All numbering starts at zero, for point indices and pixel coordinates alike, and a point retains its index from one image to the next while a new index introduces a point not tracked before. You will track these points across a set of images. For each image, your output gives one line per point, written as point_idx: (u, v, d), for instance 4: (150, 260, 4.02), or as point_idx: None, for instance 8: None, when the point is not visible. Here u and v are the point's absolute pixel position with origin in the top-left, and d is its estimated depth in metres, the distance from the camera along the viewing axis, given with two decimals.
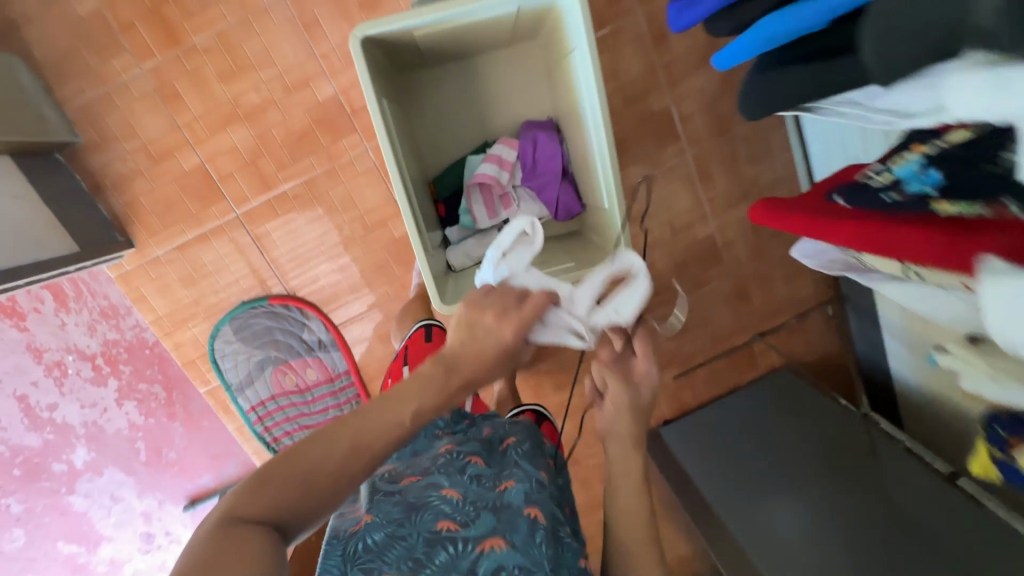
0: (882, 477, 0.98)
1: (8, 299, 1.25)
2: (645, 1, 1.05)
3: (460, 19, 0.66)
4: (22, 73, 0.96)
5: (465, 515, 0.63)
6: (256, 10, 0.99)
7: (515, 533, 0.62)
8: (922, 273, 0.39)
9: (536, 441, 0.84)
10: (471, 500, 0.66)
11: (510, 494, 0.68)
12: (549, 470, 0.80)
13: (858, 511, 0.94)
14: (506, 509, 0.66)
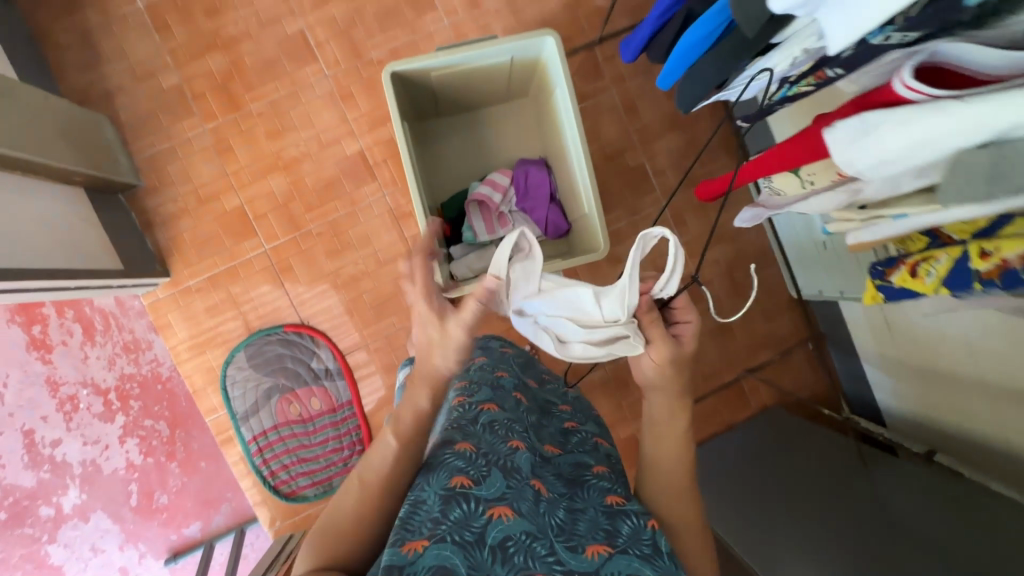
0: (873, 484, 0.97)
1: (41, 332, 1.34)
2: (618, 81, 1.29)
3: (467, 63, 0.86)
4: (107, 128, 1.17)
5: (480, 471, 0.57)
6: (304, 86, 1.24)
7: (529, 497, 0.57)
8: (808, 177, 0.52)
9: (547, 409, 0.82)
10: (486, 455, 0.60)
11: (521, 457, 0.62)
12: (566, 433, 0.77)
13: (845, 512, 0.93)
14: (517, 472, 0.59)
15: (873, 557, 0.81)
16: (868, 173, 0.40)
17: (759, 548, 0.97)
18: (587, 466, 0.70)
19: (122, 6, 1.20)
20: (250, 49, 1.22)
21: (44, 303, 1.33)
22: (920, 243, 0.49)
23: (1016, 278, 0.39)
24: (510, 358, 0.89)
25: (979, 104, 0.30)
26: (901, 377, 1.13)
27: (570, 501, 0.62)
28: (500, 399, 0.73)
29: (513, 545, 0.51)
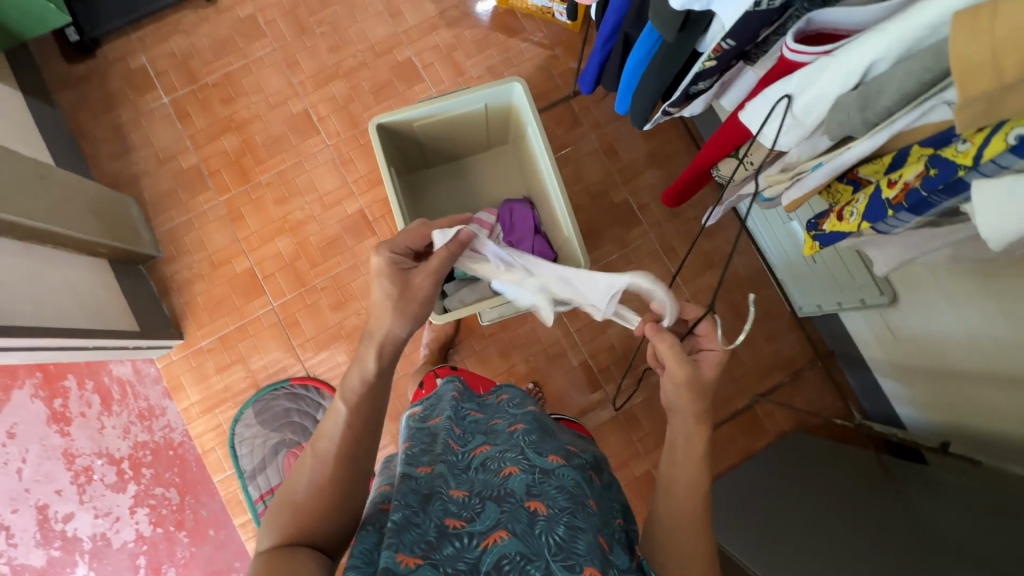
0: (916, 514, 0.84)
1: (62, 406, 1.32)
2: (595, 126, 1.39)
3: (445, 112, 0.97)
4: (133, 205, 1.29)
5: (471, 508, 0.47)
6: (308, 156, 1.36)
7: (523, 518, 0.46)
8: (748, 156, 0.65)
9: (550, 431, 0.64)
10: (477, 493, 0.49)
11: (514, 481, 0.50)
12: (571, 452, 0.60)
13: (898, 534, 0.81)
14: (509, 498, 0.48)
15: (900, 560, 0.74)
16: (782, 141, 0.54)
17: (761, 555, 0.90)
18: (586, 492, 0.53)
19: (150, 103, 1.37)
20: (261, 128, 1.37)
21: (67, 375, 1.32)
22: (846, 194, 0.56)
23: (915, 197, 0.44)
24: (509, 399, 0.70)
25: (842, 54, 0.43)
26: (955, 382, 0.98)
27: (573, 516, 0.47)
28: (492, 436, 0.59)
29: (510, 563, 0.41)
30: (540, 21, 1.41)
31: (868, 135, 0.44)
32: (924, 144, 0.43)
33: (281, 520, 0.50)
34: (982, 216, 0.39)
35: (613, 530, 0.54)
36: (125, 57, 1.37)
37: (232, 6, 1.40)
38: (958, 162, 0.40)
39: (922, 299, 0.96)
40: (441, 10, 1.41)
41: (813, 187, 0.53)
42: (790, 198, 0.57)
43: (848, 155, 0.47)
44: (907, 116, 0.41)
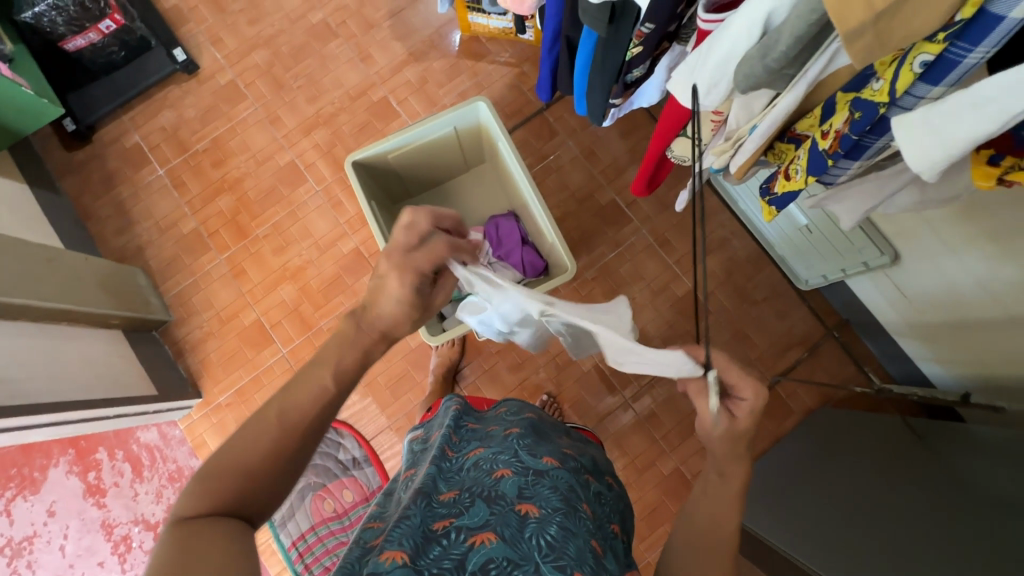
0: (963, 482, 0.81)
1: (95, 478, 1.34)
2: (572, 133, 1.40)
3: (416, 140, 1.01)
4: (141, 275, 1.35)
5: (461, 505, 0.47)
6: (300, 205, 1.41)
7: (512, 520, 0.45)
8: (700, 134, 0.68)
9: (547, 434, 0.64)
10: (468, 491, 0.49)
11: (506, 484, 0.50)
12: (567, 454, 0.60)
13: (928, 506, 0.78)
14: (500, 500, 0.47)
15: (965, 533, 0.70)
16: (707, 103, 0.53)
17: (804, 539, 0.86)
18: (577, 494, 0.52)
19: (147, 176, 1.44)
20: (252, 184, 1.42)
21: (97, 448, 1.35)
22: (789, 152, 0.57)
23: (848, 142, 0.46)
24: (507, 409, 0.70)
25: (741, 10, 0.43)
26: (974, 329, 0.94)
27: (565, 517, 0.47)
28: (487, 440, 0.60)
29: (497, 567, 0.40)
30: (504, 41, 1.45)
31: (789, 85, 0.45)
32: (846, 90, 0.45)
33: (206, 485, 0.49)
34: (908, 150, 0.39)
35: (607, 533, 0.53)
36: (119, 137, 1.45)
37: (213, 75, 1.47)
38: (877, 101, 0.42)
39: (922, 250, 0.94)
40: (408, 48, 1.46)
41: (754, 150, 0.54)
42: (737, 164, 0.59)
43: (775, 110, 0.48)
44: (819, 60, 0.42)
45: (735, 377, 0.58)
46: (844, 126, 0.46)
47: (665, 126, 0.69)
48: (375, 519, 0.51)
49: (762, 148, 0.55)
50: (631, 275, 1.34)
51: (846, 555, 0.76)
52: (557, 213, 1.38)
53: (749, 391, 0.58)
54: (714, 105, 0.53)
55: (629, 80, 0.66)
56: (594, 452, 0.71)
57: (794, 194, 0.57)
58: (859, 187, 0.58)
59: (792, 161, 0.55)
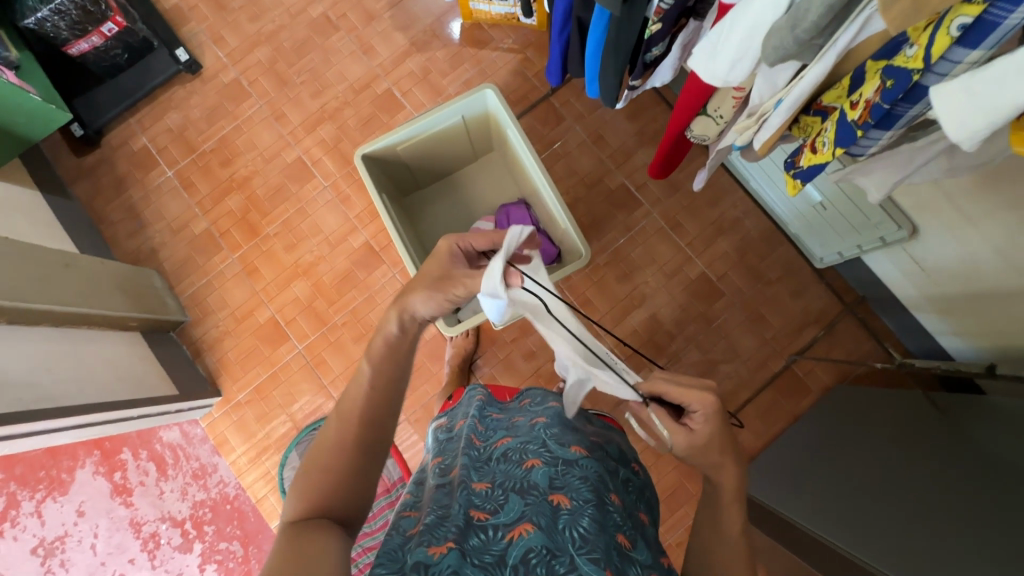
0: (990, 452, 0.80)
1: (121, 477, 1.37)
2: (579, 118, 1.39)
3: (425, 130, 1.01)
4: (155, 277, 1.36)
5: (495, 500, 0.47)
6: (309, 201, 1.41)
7: (547, 511, 0.45)
8: (719, 112, 0.67)
9: (572, 422, 0.64)
10: (500, 485, 0.49)
11: (538, 475, 0.50)
12: (594, 442, 0.60)
13: (957, 481, 0.78)
14: (533, 491, 0.48)
15: (996, 502, 0.70)
16: (731, 79, 0.52)
17: (830, 517, 0.86)
18: (607, 483, 0.53)
19: (156, 178, 1.44)
20: (261, 183, 1.43)
21: (122, 449, 1.37)
22: (815, 125, 0.56)
23: (879, 112, 0.45)
24: (530, 400, 0.70)
25: None
26: (998, 302, 0.93)
27: (597, 508, 0.47)
28: (514, 429, 0.60)
29: (537, 557, 0.40)
30: (507, 28, 1.43)
31: (818, 56, 0.45)
32: (877, 57, 0.44)
33: (303, 488, 0.51)
34: (946, 120, 0.38)
35: (637, 522, 0.53)
36: (127, 140, 1.46)
37: (216, 74, 1.47)
38: (911, 68, 0.41)
39: (945, 223, 0.92)
40: (410, 38, 1.45)
41: (779, 125, 0.53)
42: (761, 140, 0.58)
43: (802, 83, 0.47)
44: (849, 29, 0.41)
45: (680, 395, 0.59)
46: (877, 95, 0.45)
47: (685, 104, 0.68)
48: (406, 508, 0.51)
49: (786, 123, 0.54)
50: (643, 259, 1.34)
51: (874, 533, 0.76)
52: (567, 199, 1.37)
53: (698, 405, 0.59)
54: (738, 80, 0.53)
55: (649, 59, 0.67)
56: (616, 436, 0.71)
57: (821, 168, 0.56)
58: (886, 160, 0.57)
59: (818, 134, 0.54)
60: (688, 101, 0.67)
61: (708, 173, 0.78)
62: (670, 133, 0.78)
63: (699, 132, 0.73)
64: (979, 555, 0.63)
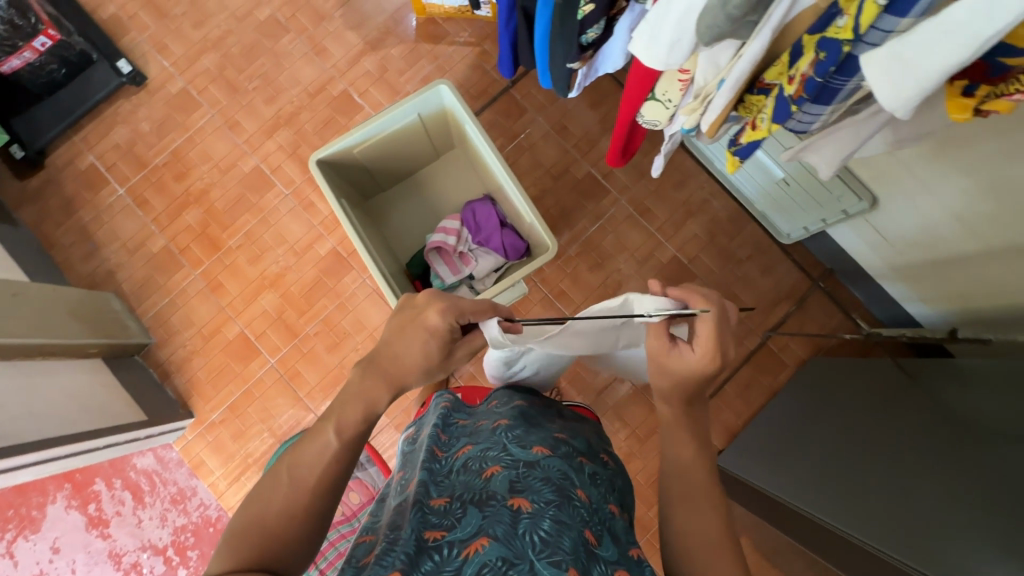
0: (955, 413, 0.82)
1: (96, 509, 1.32)
2: (540, 109, 1.37)
3: (380, 131, 0.98)
4: (114, 300, 1.31)
5: (453, 515, 0.46)
6: (270, 210, 1.37)
7: (505, 518, 0.44)
8: (670, 96, 0.66)
9: (537, 420, 0.63)
10: (459, 498, 0.48)
11: (497, 483, 0.49)
12: (559, 439, 0.59)
13: (924, 448, 0.79)
14: (492, 500, 0.47)
15: (965, 465, 0.72)
16: (672, 62, 0.51)
17: (808, 494, 0.88)
18: (572, 481, 0.52)
19: (107, 197, 1.38)
20: (219, 195, 1.38)
21: (94, 480, 1.32)
22: (760, 104, 0.56)
23: (814, 86, 0.45)
24: (497, 402, 0.69)
25: None
26: (956, 263, 0.95)
27: (559, 510, 0.46)
28: (476, 436, 0.59)
29: (492, 571, 0.39)
30: (462, 21, 1.40)
31: (753, 34, 0.45)
32: (812, 31, 0.43)
33: (232, 539, 0.50)
34: (878, 86, 0.38)
35: (605, 515, 0.53)
36: (73, 159, 1.39)
37: (163, 84, 1.41)
38: (841, 39, 0.40)
39: (901, 191, 0.94)
40: (364, 37, 1.41)
41: (723, 105, 0.53)
42: (709, 120, 0.57)
43: (740, 63, 0.47)
44: (781, 3, 0.41)
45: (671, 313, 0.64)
46: (814, 68, 0.44)
47: (635, 87, 0.67)
48: (367, 532, 0.50)
49: (731, 103, 0.54)
50: (614, 247, 1.33)
51: (855, 507, 0.78)
52: (534, 191, 1.35)
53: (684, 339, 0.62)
54: (679, 64, 0.52)
55: (586, 43, 0.64)
56: (587, 429, 0.71)
57: (761, 142, 0.59)
58: (835, 133, 0.57)
59: (762, 111, 0.55)
60: (638, 84, 0.66)
61: (663, 158, 0.77)
62: (623, 119, 0.76)
63: (651, 117, 0.72)
64: (964, 522, 0.64)
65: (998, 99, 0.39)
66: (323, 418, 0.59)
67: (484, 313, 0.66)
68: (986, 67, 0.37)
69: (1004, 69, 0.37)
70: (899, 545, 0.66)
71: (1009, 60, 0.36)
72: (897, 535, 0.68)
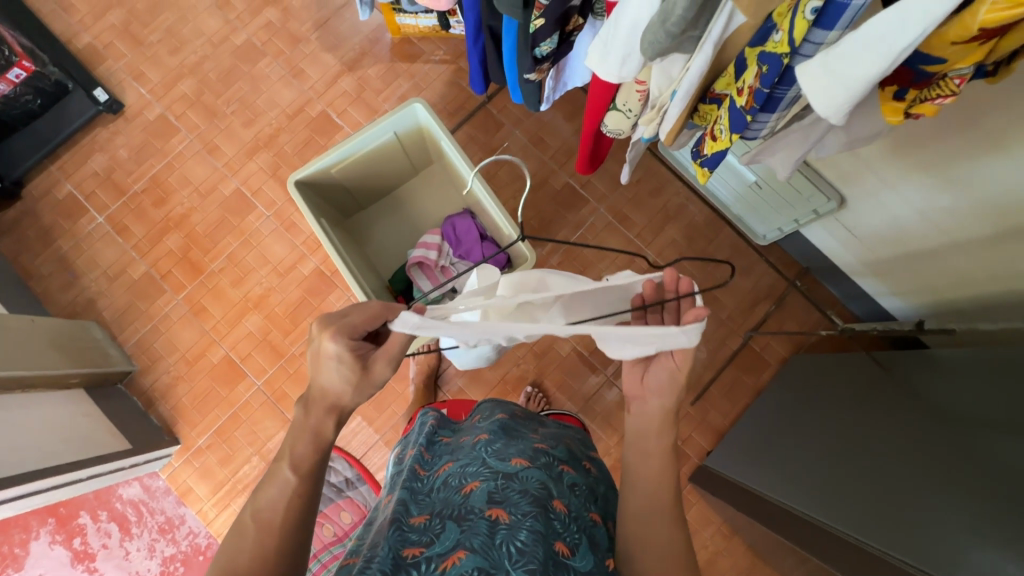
0: (927, 404, 0.84)
1: (81, 543, 1.29)
2: (517, 123, 1.40)
3: (357, 150, 0.99)
4: (95, 328, 1.30)
5: (431, 531, 0.47)
6: (252, 232, 1.37)
7: (483, 532, 0.45)
8: (628, 105, 0.69)
9: (518, 432, 0.64)
10: (438, 514, 0.49)
11: (476, 498, 0.50)
12: (539, 450, 0.60)
13: (900, 443, 0.81)
14: (470, 516, 0.47)
15: (936, 456, 0.74)
16: (624, 75, 0.54)
17: (791, 492, 0.90)
18: (551, 491, 0.53)
19: (86, 226, 1.38)
20: (200, 219, 1.38)
21: (79, 513, 1.29)
22: (713, 112, 0.59)
23: (761, 96, 0.47)
24: (481, 416, 0.70)
25: None
26: (921, 258, 0.98)
27: (536, 519, 0.47)
28: (457, 452, 0.60)
29: None
30: (436, 40, 1.43)
31: (697, 50, 0.48)
32: (753, 44, 0.46)
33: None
34: (812, 96, 0.40)
35: (585, 523, 0.54)
36: (50, 189, 1.39)
37: (140, 111, 1.42)
38: (779, 53, 0.42)
39: (865, 191, 0.97)
40: (340, 58, 1.43)
41: (677, 115, 0.56)
42: (669, 127, 0.60)
43: (689, 75, 0.50)
44: (719, 19, 0.44)
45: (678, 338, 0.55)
46: (758, 77, 0.46)
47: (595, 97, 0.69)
48: (351, 553, 0.51)
49: (684, 112, 0.56)
50: (595, 255, 1.35)
51: (835, 503, 0.80)
52: (515, 204, 1.37)
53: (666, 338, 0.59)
54: (632, 76, 0.55)
55: (539, 56, 0.66)
56: (570, 436, 0.72)
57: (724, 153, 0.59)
58: (789, 137, 0.59)
59: (716, 121, 0.57)
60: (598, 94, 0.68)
61: (630, 165, 0.79)
62: (588, 128, 0.78)
63: (614, 125, 0.74)
64: (937, 512, 0.66)
65: (923, 104, 0.42)
66: (277, 458, 0.58)
67: (377, 319, 0.59)
68: (910, 75, 0.40)
69: (926, 76, 0.39)
70: (876, 536, 0.68)
71: (929, 67, 0.38)
72: (873, 528, 0.70)
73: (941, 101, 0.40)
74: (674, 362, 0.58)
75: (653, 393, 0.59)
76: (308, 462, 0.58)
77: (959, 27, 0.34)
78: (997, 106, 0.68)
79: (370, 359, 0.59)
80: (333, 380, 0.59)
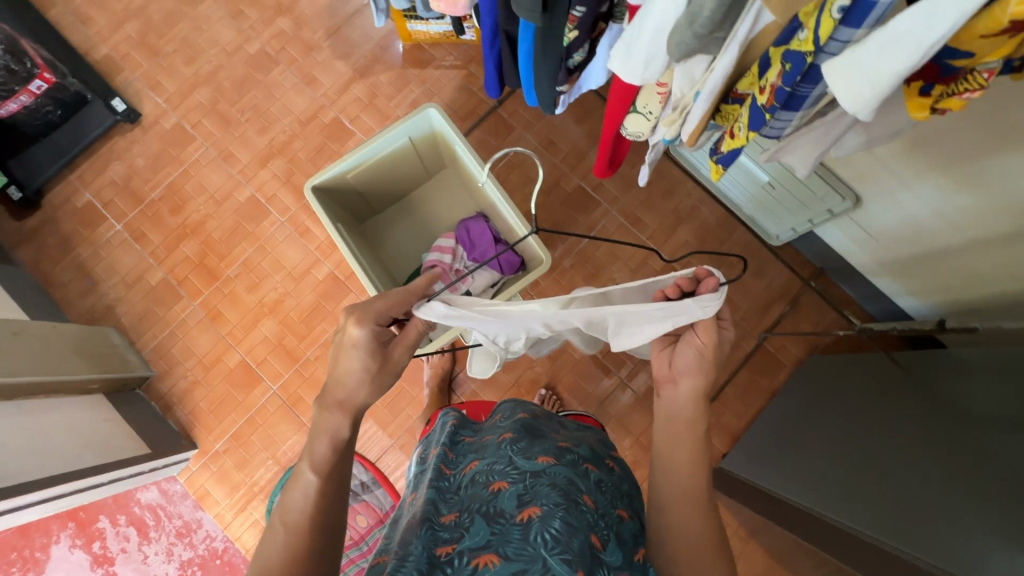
0: (951, 403, 0.83)
1: (101, 547, 1.30)
2: (528, 126, 1.40)
3: (372, 156, 1.00)
4: (113, 334, 1.31)
5: (462, 527, 0.48)
6: (267, 238, 1.39)
7: (516, 534, 0.46)
8: (650, 107, 0.69)
9: (541, 431, 0.64)
10: (468, 512, 0.50)
11: (504, 499, 0.50)
12: (563, 448, 0.60)
13: (922, 442, 0.80)
14: (499, 517, 0.48)
15: (960, 457, 0.73)
16: (648, 77, 0.55)
17: (809, 490, 0.89)
18: (580, 488, 0.53)
19: (105, 233, 1.40)
20: (215, 226, 1.40)
21: (98, 517, 1.31)
22: (735, 112, 0.59)
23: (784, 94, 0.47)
24: (502, 415, 0.70)
25: None
26: (939, 256, 0.98)
27: (568, 513, 0.47)
28: (482, 451, 0.60)
29: None
30: (447, 46, 1.44)
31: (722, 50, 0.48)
32: (777, 44, 0.46)
33: None
34: (840, 92, 0.41)
35: (613, 520, 0.54)
36: (70, 197, 1.41)
37: (157, 120, 1.44)
38: (804, 51, 0.43)
39: (882, 190, 0.96)
40: (352, 65, 1.45)
41: (700, 115, 0.57)
42: (691, 128, 0.60)
43: (714, 75, 0.50)
44: (746, 18, 0.45)
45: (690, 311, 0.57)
46: (782, 75, 0.46)
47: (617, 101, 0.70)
48: (382, 551, 0.51)
49: (708, 112, 0.57)
50: (607, 257, 1.35)
51: (853, 501, 0.79)
52: (527, 207, 1.38)
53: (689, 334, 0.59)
54: (655, 77, 0.56)
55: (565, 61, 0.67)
56: (590, 436, 0.71)
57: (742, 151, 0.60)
58: (808, 134, 0.59)
59: (737, 120, 0.58)
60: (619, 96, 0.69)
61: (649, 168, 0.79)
62: (607, 132, 0.79)
63: (634, 127, 0.75)
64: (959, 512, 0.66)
65: (950, 98, 0.42)
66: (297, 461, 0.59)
67: (405, 305, 0.63)
68: (937, 70, 0.40)
69: (953, 70, 0.39)
70: (884, 530, 0.70)
71: (957, 62, 0.38)
72: (892, 527, 0.70)
73: (970, 94, 0.40)
74: (701, 347, 0.58)
75: (679, 388, 0.59)
76: (331, 464, 0.58)
77: (988, 20, 0.34)
78: (1014, 104, 0.68)
79: (390, 345, 0.62)
80: (359, 381, 0.60)
